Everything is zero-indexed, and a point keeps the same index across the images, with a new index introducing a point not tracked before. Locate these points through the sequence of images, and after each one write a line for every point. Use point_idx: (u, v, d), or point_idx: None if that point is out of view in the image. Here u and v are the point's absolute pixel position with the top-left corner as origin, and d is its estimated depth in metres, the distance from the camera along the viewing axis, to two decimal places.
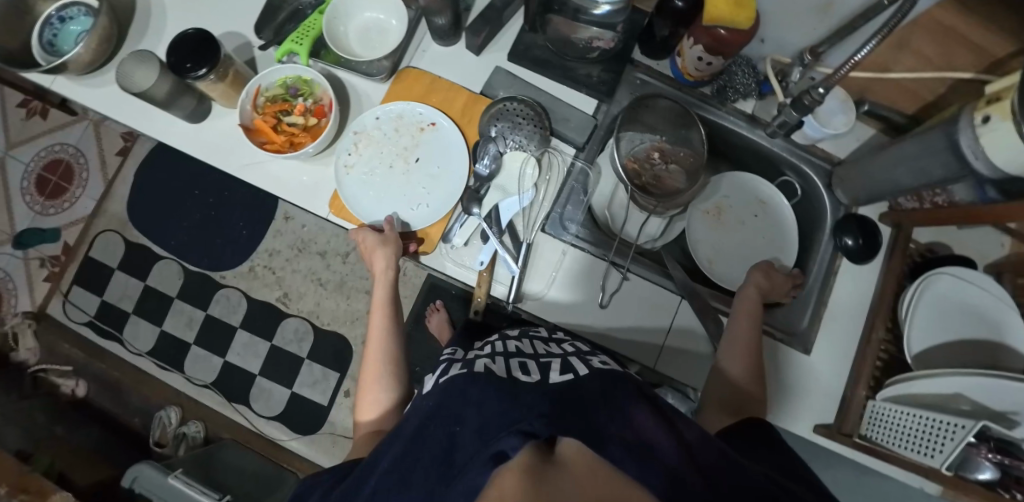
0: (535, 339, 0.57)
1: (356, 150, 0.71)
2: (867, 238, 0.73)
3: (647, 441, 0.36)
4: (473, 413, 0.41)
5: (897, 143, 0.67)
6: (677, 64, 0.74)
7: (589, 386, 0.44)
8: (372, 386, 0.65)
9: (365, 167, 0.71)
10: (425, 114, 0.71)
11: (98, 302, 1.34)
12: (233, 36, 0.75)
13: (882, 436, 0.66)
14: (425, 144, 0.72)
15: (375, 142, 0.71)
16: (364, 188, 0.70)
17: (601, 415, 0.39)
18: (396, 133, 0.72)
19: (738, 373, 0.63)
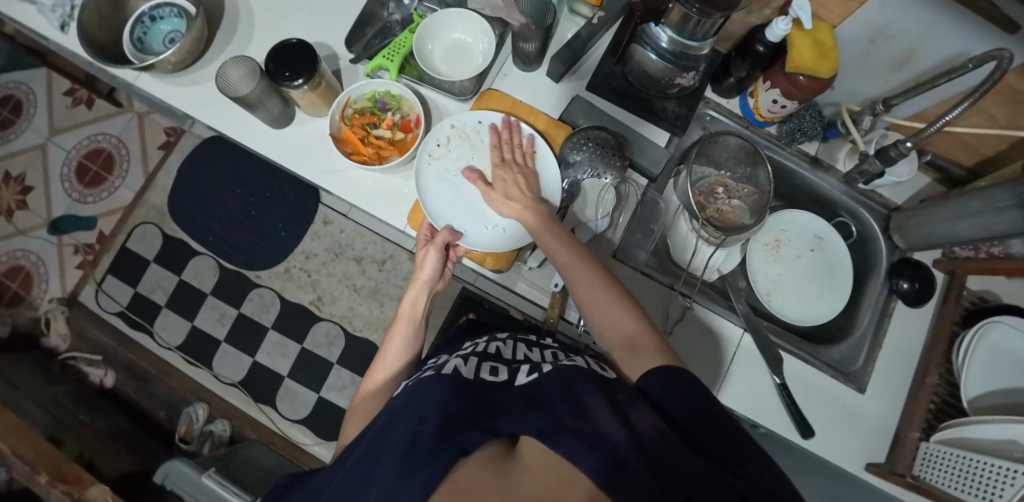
0: (522, 343, 0.61)
1: (447, 143, 0.71)
2: (923, 283, 0.76)
3: (596, 429, 0.38)
4: (437, 409, 0.43)
5: (960, 197, 0.70)
6: (748, 104, 0.77)
7: (550, 382, 0.45)
8: (370, 386, 0.61)
9: (450, 166, 0.70)
10: (528, 136, 0.71)
11: (131, 293, 1.34)
12: (323, 47, 0.78)
13: (936, 478, 0.68)
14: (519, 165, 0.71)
15: (472, 140, 0.72)
16: (438, 182, 0.70)
17: (561, 407, 0.41)
18: (494, 142, 0.72)
19: (618, 334, 0.54)
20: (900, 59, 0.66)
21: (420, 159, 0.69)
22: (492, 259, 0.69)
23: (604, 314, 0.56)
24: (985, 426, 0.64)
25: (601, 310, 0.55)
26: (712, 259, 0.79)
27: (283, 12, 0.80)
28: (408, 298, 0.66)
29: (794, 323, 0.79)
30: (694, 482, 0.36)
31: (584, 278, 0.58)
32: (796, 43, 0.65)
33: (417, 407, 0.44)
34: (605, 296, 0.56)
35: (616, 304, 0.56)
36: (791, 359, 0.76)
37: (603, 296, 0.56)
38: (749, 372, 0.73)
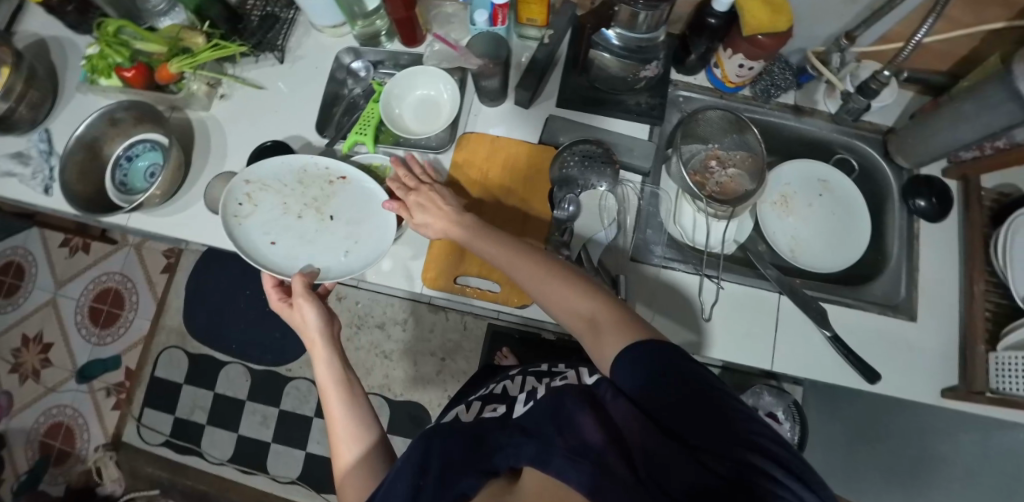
0: (532, 375, 0.66)
1: (251, 199, 0.74)
2: (939, 197, 0.76)
3: (581, 441, 0.40)
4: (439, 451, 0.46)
5: (954, 102, 0.69)
6: (716, 75, 0.77)
7: (538, 406, 0.46)
8: (342, 449, 0.58)
9: (268, 212, 0.73)
10: (332, 168, 0.75)
11: (171, 420, 1.33)
12: (296, 139, 0.80)
13: (1012, 386, 0.65)
14: (335, 195, 0.75)
15: (265, 193, 0.74)
16: (265, 232, 0.73)
17: (549, 427, 0.42)
18: (301, 184, 0.75)
19: (573, 307, 0.54)
20: None
21: (234, 224, 0.71)
22: (517, 294, 0.71)
23: (551, 294, 0.56)
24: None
25: (550, 293, 0.56)
26: (728, 232, 0.77)
27: (253, 119, 0.83)
28: (318, 362, 0.62)
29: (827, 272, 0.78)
30: (671, 471, 0.35)
31: (539, 268, 0.58)
32: (746, 6, 0.66)
33: (420, 449, 0.47)
34: (550, 277, 0.56)
35: (563, 280, 0.55)
36: (835, 309, 0.75)
37: (562, 284, 0.55)
38: (793, 332, 0.72)
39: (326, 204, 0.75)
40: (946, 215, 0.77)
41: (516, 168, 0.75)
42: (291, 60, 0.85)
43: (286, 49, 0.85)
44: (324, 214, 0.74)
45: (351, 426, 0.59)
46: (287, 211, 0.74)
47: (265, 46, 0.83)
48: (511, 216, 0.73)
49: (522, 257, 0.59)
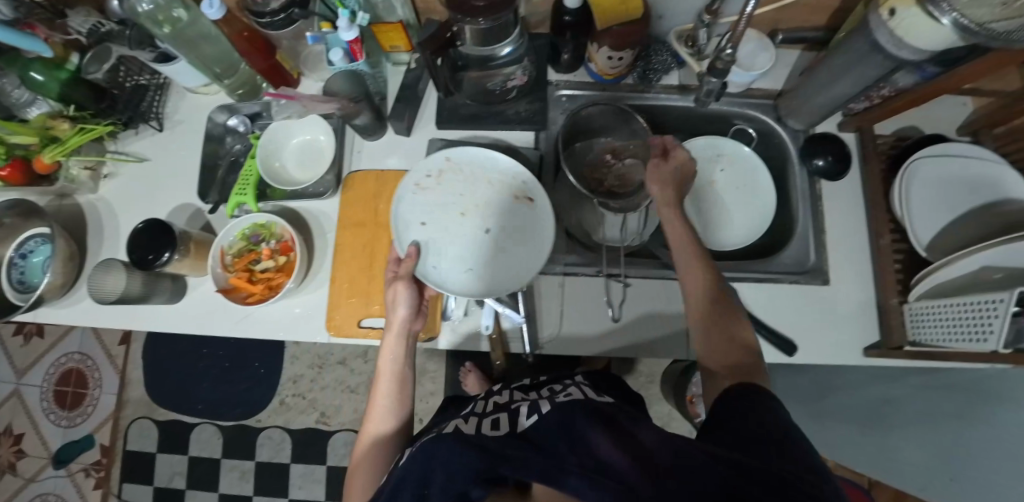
0: (519, 389, 0.61)
1: (437, 177, 0.70)
2: (836, 154, 0.74)
3: (594, 457, 0.36)
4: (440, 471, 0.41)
5: (826, 59, 0.68)
6: (592, 69, 0.75)
7: (549, 423, 0.44)
8: (374, 418, 0.57)
9: (428, 200, 0.69)
10: (523, 184, 0.69)
11: (151, 490, 1.32)
12: (184, 207, 0.78)
13: (931, 336, 0.64)
14: (507, 209, 0.69)
15: (447, 180, 0.70)
16: (416, 210, 0.68)
17: (563, 446, 0.39)
18: (481, 189, 0.70)
19: (710, 348, 0.54)
20: None
21: (403, 189, 0.68)
22: (422, 329, 0.69)
23: (711, 321, 0.55)
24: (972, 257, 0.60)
25: (709, 325, 0.55)
26: (629, 223, 0.79)
27: (142, 192, 0.81)
28: (386, 352, 0.59)
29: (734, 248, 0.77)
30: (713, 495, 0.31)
31: (695, 271, 0.58)
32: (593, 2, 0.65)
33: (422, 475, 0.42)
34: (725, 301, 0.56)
35: (723, 310, 0.55)
36: (744, 286, 0.73)
37: (715, 325, 0.55)
38: None
39: (488, 212, 0.69)
40: (845, 171, 0.76)
41: None
42: (170, 126, 0.84)
43: (163, 115, 0.84)
44: (483, 224, 0.69)
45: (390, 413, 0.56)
46: (480, 209, 0.69)
47: (138, 117, 0.81)
48: None
49: (696, 253, 0.59)
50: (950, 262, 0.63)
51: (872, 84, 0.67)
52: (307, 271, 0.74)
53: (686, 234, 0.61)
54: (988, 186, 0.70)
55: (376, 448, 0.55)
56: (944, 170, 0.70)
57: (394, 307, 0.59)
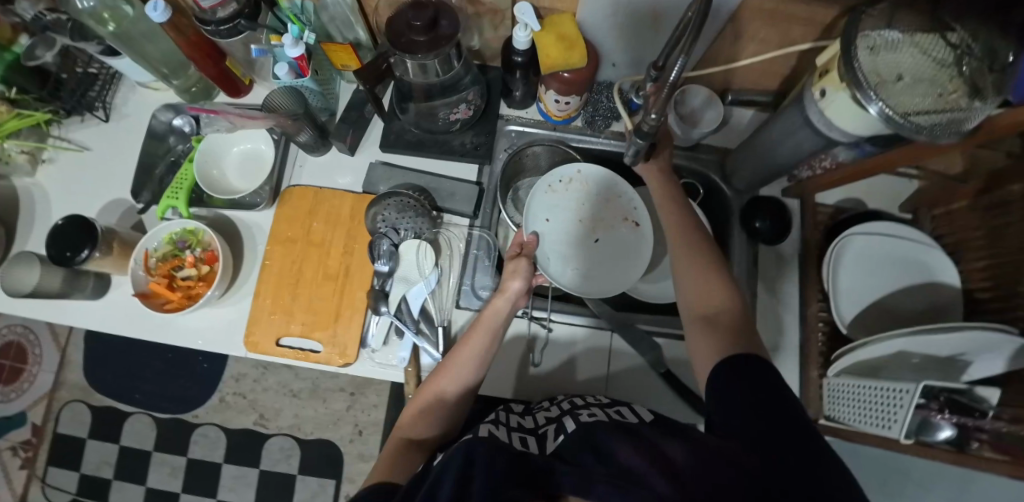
0: (536, 410, 0.61)
1: (568, 181, 0.76)
2: (776, 219, 0.75)
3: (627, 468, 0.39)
4: (480, 466, 0.39)
5: (768, 124, 0.68)
6: (541, 108, 0.75)
7: (576, 435, 0.47)
8: (447, 377, 0.58)
9: (559, 202, 0.76)
10: (639, 212, 0.76)
11: (77, 478, 1.28)
12: (119, 202, 0.78)
13: (845, 414, 0.64)
14: (614, 229, 0.76)
15: (583, 190, 0.77)
16: (545, 209, 0.75)
17: (590, 456, 0.42)
18: (607, 205, 0.76)
19: (693, 289, 0.57)
20: (650, 18, 0.63)
21: (538, 187, 0.75)
22: (339, 354, 0.68)
23: (687, 266, 0.59)
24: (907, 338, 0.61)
25: (690, 266, 0.58)
26: None
27: (80, 181, 0.79)
28: (493, 306, 0.61)
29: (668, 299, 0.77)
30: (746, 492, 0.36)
31: (686, 247, 0.59)
32: (540, 44, 0.63)
33: (451, 475, 0.38)
34: (704, 253, 0.59)
35: (707, 259, 0.58)
36: (668, 343, 0.72)
37: (701, 271, 0.57)
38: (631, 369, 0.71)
39: (602, 227, 0.77)
40: (784, 237, 0.76)
41: (338, 221, 0.72)
42: (116, 118, 0.82)
43: (111, 106, 0.82)
44: (593, 234, 0.76)
45: (458, 385, 0.58)
46: (600, 223, 0.76)
47: (83, 107, 0.80)
48: (331, 273, 0.71)
49: (691, 235, 0.60)
50: (868, 343, 0.63)
51: (808, 157, 0.68)
52: (232, 282, 0.73)
53: (678, 221, 0.62)
54: (912, 268, 0.73)
55: (435, 410, 0.58)
56: (876, 246, 0.73)
57: (512, 281, 0.62)
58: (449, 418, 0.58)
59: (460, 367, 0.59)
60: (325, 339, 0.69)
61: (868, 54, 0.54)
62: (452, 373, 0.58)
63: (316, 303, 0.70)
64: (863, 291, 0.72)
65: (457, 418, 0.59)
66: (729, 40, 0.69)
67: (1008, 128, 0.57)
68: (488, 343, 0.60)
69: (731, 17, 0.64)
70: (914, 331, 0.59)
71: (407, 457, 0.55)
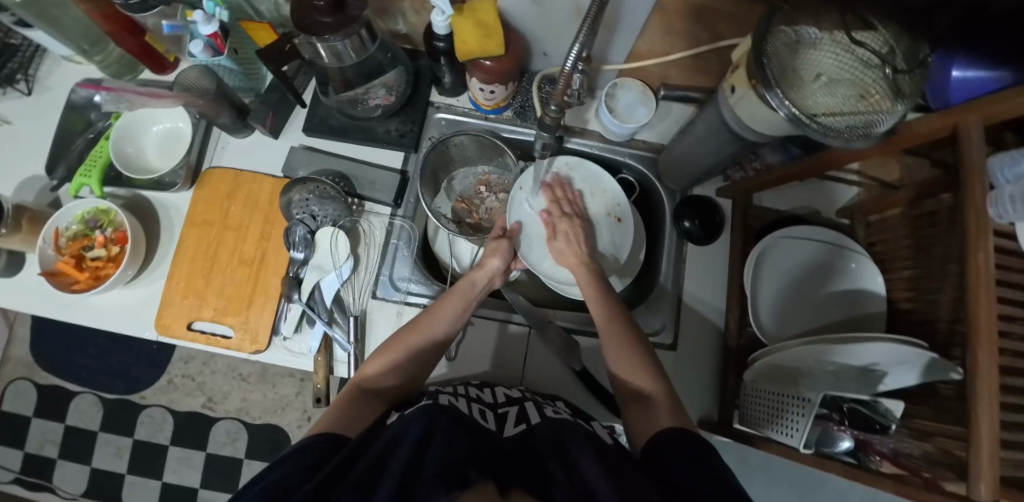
0: (497, 386, 0.63)
1: (552, 178, 0.75)
2: (703, 220, 0.76)
3: (581, 480, 0.42)
4: (437, 445, 0.43)
5: (697, 121, 0.67)
6: (471, 97, 0.74)
7: (541, 435, 0.50)
8: (416, 336, 0.59)
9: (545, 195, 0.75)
10: (620, 207, 0.76)
11: (20, 456, 1.27)
12: (34, 179, 0.75)
13: (750, 421, 0.65)
14: (598, 221, 0.76)
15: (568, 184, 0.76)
16: (530, 204, 0.75)
17: (553, 463, 0.45)
18: (592, 198, 0.76)
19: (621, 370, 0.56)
20: (570, 8, 0.61)
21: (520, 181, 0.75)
22: (251, 340, 0.67)
23: (613, 343, 0.58)
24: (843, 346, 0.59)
25: (613, 338, 0.58)
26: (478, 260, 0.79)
27: None
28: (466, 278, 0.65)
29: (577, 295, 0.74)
30: None
31: (607, 321, 0.60)
32: (456, 29, 0.61)
33: (401, 447, 0.43)
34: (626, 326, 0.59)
35: (631, 335, 0.58)
36: (588, 342, 0.72)
37: (620, 350, 0.57)
38: (549, 367, 0.70)
39: (587, 219, 0.76)
40: (713, 239, 0.77)
41: (257, 206, 0.71)
42: (39, 92, 0.79)
43: (33, 78, 0.79)
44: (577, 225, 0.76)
45: (432, 338, 0.60)
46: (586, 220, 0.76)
47: (1, 80, 0.76)
48: (247, 259, 0.70)
49: (602, 317, 0.60)
50: (782, 348, 0.64)
51: (729, 157, 0.68)
52: (146, 263, 0.71)
53: (596, 304, 0.62)
54: (837, 276, 0.74)
55: (406, 362, 0.58)
56: (797, 252, 0.75)
57: (490, 260, 0.67)
58: (413, 371, 0.58)
59: (429, 330, 0.60)
60: (237, 325, 0.68)
61: (788, 52, 0.52)
62: (428, 326, 0.59)
63: (230, 288, 0.69)
64: (781, 295, 0.74)
65: (421, 373, 0.59)
66: (659, 34, 0.67)
67: (923, 137, 0.54)
68: (463, 307, 0.62)
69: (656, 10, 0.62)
70: (818, 339, 0.60)
71: (359, 407, 0.53)
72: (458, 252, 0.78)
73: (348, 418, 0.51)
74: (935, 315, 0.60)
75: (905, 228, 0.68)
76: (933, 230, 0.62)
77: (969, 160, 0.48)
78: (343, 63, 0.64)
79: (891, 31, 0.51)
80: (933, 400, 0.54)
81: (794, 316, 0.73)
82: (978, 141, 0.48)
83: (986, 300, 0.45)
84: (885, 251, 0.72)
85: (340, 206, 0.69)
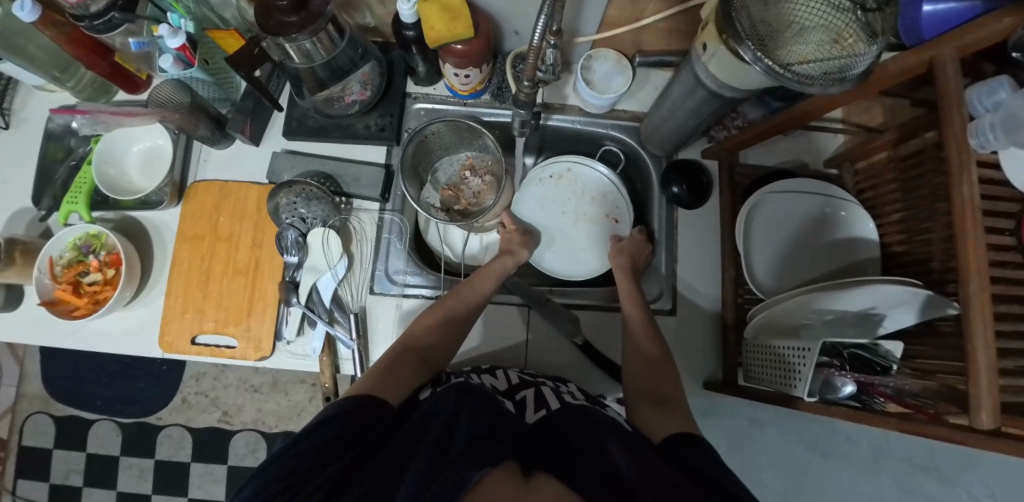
0: (510, 370, 0.64)
1: (558, 179, 0.81)
2: (690, 183, 0.75)
3: (606, 460, 0.42)
4: (463, 425, 0.42)
5: (673, 85, 0.67)
6: (447, 84, 0.74)
7: (562, 416, 0.51)
8: (453, 306, 0.62)
9: (552, 194, 0.81)
10: (614, 210, 0.80)
11: (47, 487, 1.29)
12: (22, 211, 0.75)
13: (755, 378, 0.66)
14: (596, 222, 0.80)
15: (573, 184, 0.82)
16: (537, 201, 0.81)
17: (576, 441, 0.46)
18: (592, 200, 0.81)
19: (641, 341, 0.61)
20: None
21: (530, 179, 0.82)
22: (254, 348, 0.68)
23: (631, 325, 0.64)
24: (836, 291, 0.59)
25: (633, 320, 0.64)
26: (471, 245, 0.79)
27: None
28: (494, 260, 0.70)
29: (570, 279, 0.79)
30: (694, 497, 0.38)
31: (633, 303, 0.66)
32: (423, 15, 0.60)
33: (432, 425, 0.44)
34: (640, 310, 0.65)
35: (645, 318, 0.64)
36: (587, 316, 0.72)
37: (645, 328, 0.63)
38: (551, 344, 0.71)
39: (588, 219, 0.81)
40: (703, 200, 0.77)
41: (245, 215, 0.72)
42: (17, 124, 0.79)
43: (10, 111, 0.79)
44: (578, 223, 0.80)
45: (468, 308, 0.63)
46: (587, 219, 0.81)
47: None
48: (242, 268, 0.70)
49: (633, 305, 0.65)
50: (787, 298, 0.63)
51: (710, 117, 0.67)
52: (143, 283, 0.72)
53: (633, 297, 0.67)
54: (830, 225, 0.74)
55: (444, 330, 0.60)
56: (789, 206, 0.75)
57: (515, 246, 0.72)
58: (449, 338, 0.60)
59: (464, 301, 0.63)
60: (240, 335, 0.69)
61: (757, 4, 0.52)
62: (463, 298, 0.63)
63: (228, 299, 0.70)
64: (776, 250, 0.74)
65: (457, 342, 0.61)
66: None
67: (899, 75, 0.54)
68: (493, 282, 0.67)
69: None
70: (821, 287, 0.60)
71: (399, 369, 0.53)
72: (452, 237, 0.79)
73: (387, 380, 0.51)
74: (928, 252, 0.61)
75: (892, 171, 0.68)
76: (921, 169, 0.62)
77: (945, 93, 0.48)
78: (314, 62, 0.63)
79: None
80: (930, 338, 0.55)
81: (791, 269, 0.74)
82: (953, 76, 0.48)
83: (974, 230, 0.45)
84: (875, 195, 0.72)
85: (329, 207, 0.70)
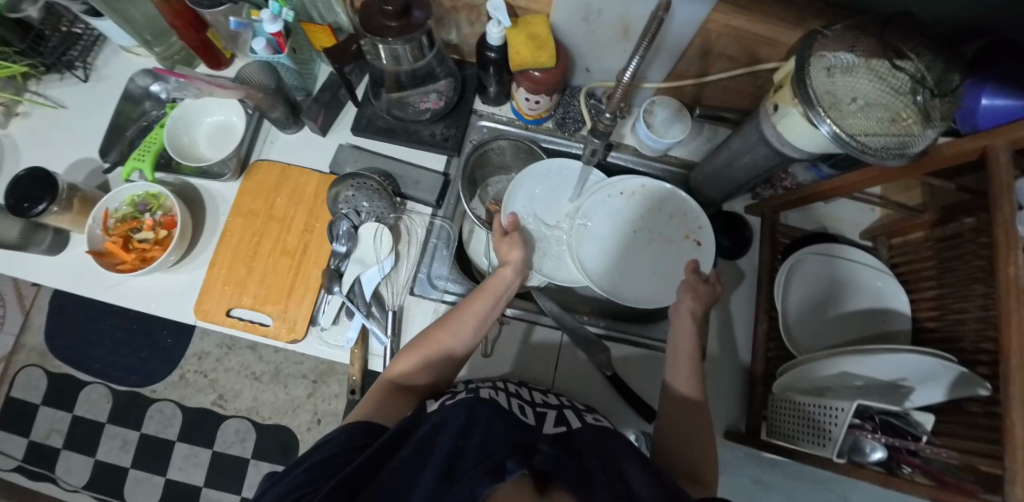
0: (534, 389, 0.63)
1: (629, 193, 0.75)
2: (733, 236, 0.80)
3: (625, 485, 0.40)
4: (481, 436, 0.41)
5: (730, 141, 0.71)
6: (514, 106, 0.77)
7: (585, 436, 0.49)
8: (445, 333, 0.58)
9: (619, 209, 0.75)
10: (698, 231, 0.73)
11: (25, 445, 1.26)
12: (85, 162, 0.78)
13: (783, 434, 0.65)
14: (675, 243, 0.74)
15: (644, 203, 0.75)
16: (600, 212, 0.75)
17: (594, 462, 0.43)
18: (672, 221, 0.74)
19: (682, 385, 0.59)
20: (618, 27, 0.65)
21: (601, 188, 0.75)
22: (288, 330, 0.68)
23: (676, 365, 0.60)
24: (868, 358, 0.60)
25: (679, 362, 0.60)
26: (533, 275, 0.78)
27: (47, 137, 0.79)
28: (493, 276, 0.63)
29: (621, 298, 0.72)
30: None
31: (684, 337, 0.62)
32: (511, 41, 0.66)
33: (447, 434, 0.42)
34: (689, 346, 0.61)
35: (695, 355, 0.60)
36: (617, 347, 0.73)
37: (694, 376, 0.59)
38: (578, 370, 0.71)
39: (663, 241, 0.75)
40: (743, 253, 0.80)
41: (302, 198, 0.74)
42: (96, 79, 0.82)
43: (91, 67, 0.82)
44: (646, 241, 0.75)
45: (462, 337, 0.58)
46: (661, 241, 0.74)
47: (61, 65, 0.79)
48: (290, 249, 0.72)
49: (694, 349, 0.61)
50: (820, 363, 0.63)
51: (765, 176, 0.70)
52: (189, 249, 0.73)
53: (691, 333, 0.62)
54: (864, 294, 0.75)
55: (435, 359, 0.57)
56: (826, 270, 0.77)
57: (512, 254, 0.66)
58: (445, 369, 0.58)
59: (461, 324, 0.59)
60: (276, 314, 0.69)
61: (822, 76, 0.53)
62: (457, 324, 0.58)
63: (270, 278, 0.71)
64: (809, 311, 0.76)
65: (454, 369, 0.59)
66: (699, 56, 0.71)
67: (949, 160, 0.57)
68: (492, 303, 0.61)
69: (700, 32, 0.65)
70: (856, 351, 0.59)
71: (394, 400, 0.54)
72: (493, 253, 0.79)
73: (381, 409, 0.52)
74: (960, 332, 0.62)
75: (928, 249, 0.70)
76: (958, 252, 0.64)
77: (997, 181, 0.50)
78: (399, 65, 0.67)
79: (923, 59, 0.53)
80: (960, 416, 0.56)
81: (821, 330, 0.75)
82: (1006, 165, 0.50)
83: (1018, 308, 0.46)
84: (909, 272, 0.74)
85: (388, 200, 0.72)
